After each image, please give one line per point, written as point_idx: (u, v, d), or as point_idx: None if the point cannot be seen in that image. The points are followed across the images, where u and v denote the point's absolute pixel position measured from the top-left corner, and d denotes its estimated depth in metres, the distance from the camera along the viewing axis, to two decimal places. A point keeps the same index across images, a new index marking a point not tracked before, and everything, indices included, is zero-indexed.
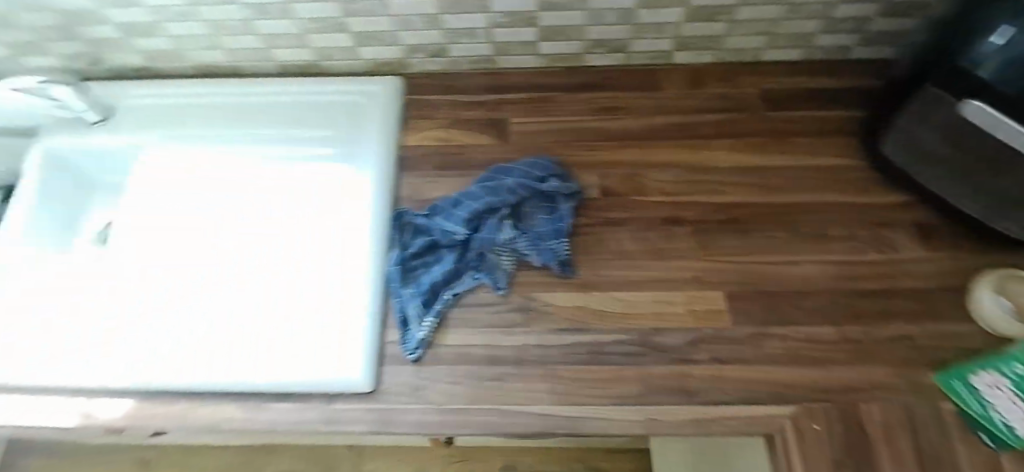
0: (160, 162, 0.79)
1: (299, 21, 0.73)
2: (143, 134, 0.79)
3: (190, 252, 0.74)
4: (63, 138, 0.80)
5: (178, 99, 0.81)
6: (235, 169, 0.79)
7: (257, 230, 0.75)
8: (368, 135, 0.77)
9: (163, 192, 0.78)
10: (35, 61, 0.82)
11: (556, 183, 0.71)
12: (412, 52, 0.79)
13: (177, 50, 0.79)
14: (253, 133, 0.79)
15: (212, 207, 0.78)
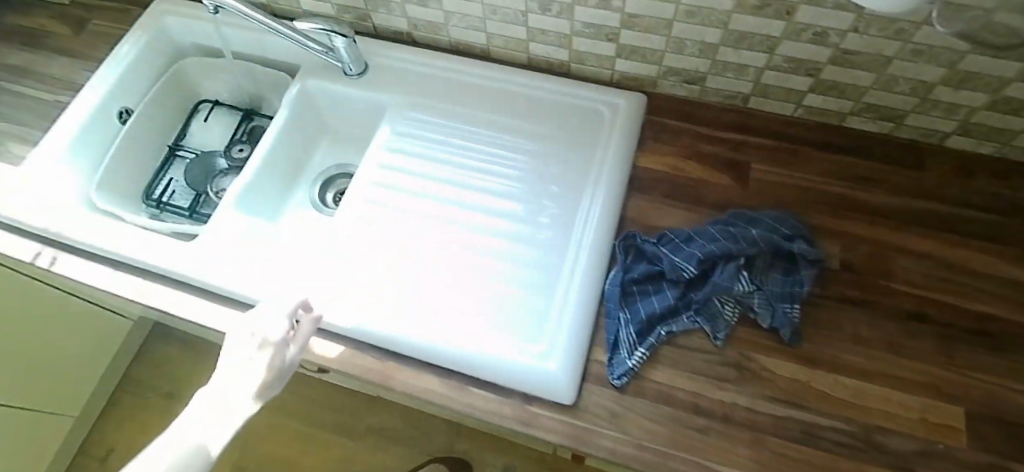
0: (399, 123, 0.83)
1: (576, 22, 0.75)
2: (391, 96, 0.84)
3: (412, 213, 0.76)
4: (319, 81, 0.85)
5: (430, 69, 0.85)
6: (466, 144, 0.80)
7: (478, 212, 0.76)
8: (604, 144, 0.76)
9: (394, 153, 0.81)
10: (312, 5, 0.88)
11: (802, 245, 0.67)
12: (667, 74, 0.78)
13: (444, 25, 0.83)
14: (492, 119, 0.81)
15: (437, 177, 0.79)
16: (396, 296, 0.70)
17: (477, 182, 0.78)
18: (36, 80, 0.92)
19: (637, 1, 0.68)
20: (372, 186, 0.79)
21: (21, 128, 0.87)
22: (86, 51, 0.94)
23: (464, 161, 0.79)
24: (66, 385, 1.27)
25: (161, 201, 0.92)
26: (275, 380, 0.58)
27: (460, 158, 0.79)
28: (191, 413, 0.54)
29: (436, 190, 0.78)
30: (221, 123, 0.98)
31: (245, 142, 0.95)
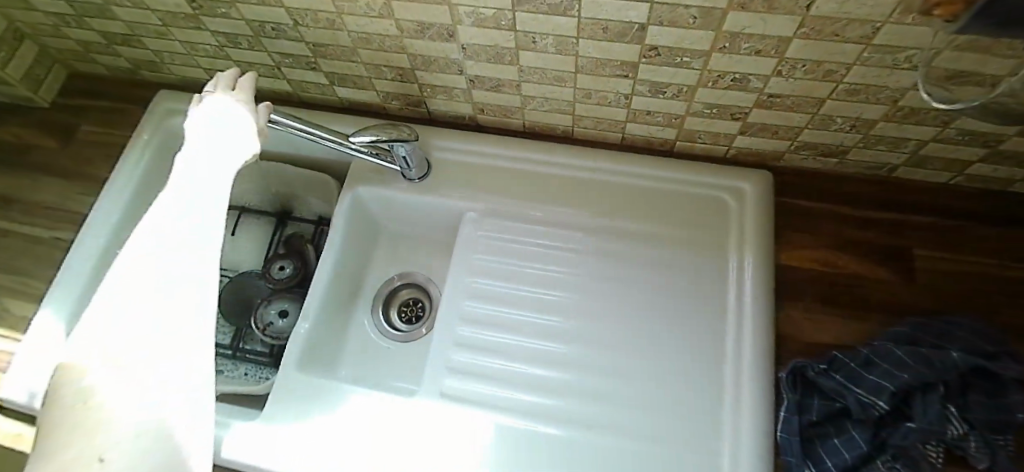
0: (479, 233, 0.68)
1: (695, 103, 0.61)
2: (464, 198, 0.70)
3: (520, 350, 0.62)
4: (372, 188, 0.71)
5: (507, 162, 0.71)
6: (569, 253, 0.66)
7: (598, 343, 0.62)
8: (740, 244, 0.64)
9: (479, 271, 0.66)
10: (351, 93, 0.73)
11: (1013, 363, 0.53)
12: (800, 148, 0.65)
13: (519, 108, 0.69)
14: (593, 220, 0.67)
15: (538, 299, 0.65)
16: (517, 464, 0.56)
17: (589, 300, 0.64)
18: (23, 211, 0.76)
19: (785, 80, 0.55)
20: (463, 316, 0.64)
21: (19, 278, 0.72)
22: (79, 167, 0.78)
23: (568, 275, 0.66)
24: None
25: None
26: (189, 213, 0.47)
27: (562, 271, 0.66)
28: (149, 283, 0.43)
29: (541, 316, 0.64)
30: (251, 232, 0.83)
31: (282, 256, 0.79)
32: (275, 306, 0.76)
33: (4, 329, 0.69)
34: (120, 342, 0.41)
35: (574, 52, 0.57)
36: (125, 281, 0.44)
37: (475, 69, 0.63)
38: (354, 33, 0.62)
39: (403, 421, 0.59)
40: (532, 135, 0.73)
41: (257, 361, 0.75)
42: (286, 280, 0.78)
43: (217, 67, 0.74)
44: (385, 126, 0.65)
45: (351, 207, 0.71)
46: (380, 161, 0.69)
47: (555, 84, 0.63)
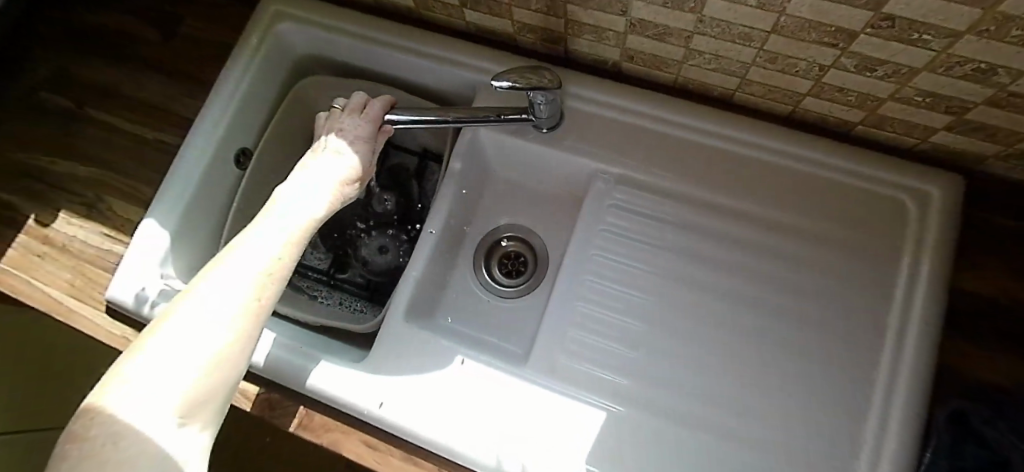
0: (610, 208, 0.62)
1: (907, 88, 0.51)
2: (595, 156, 0.62)
3: (638, 335, 0.59)
4: (493, 131, 0.64)
5: (649, 120, 0.62)
6: (705, 235, 0.60)
7: (730, 351, 0.57)
8: (912, 259, 0.55)
9: (604, 247, 0.61)
10: (481, 18, 0.64)
11: None
12: (1011, 156, 0.54)
13: (678, 62, 0.59)
14: (741, 206, 0.60)
15: (666, 289, 0.59)
16: (619, 455, 0.53)
17: (724, 299, 0.58)
18: (125, 107, 0.73)
19: None
20: (581, 285, 0.60)
21: (124, 178, 0.70)
22: (182, 66, 0.73)
23: (701, 266, 0.59)
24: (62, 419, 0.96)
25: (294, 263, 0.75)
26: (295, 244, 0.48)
27: (696, 262, 0.60)
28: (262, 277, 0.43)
29: (665, 307, 0.59)
30: None
31: (385, 188, 0.75)
32: (375, 242, 0.73)
33: (109, 229, 0.68)
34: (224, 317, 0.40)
35: (779, 8, 0.47)
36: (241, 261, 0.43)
37: (642, 12, 0.53)
38: None
39: (500, 386, 0.57)
40: (682, 94, 0.64)
41: (353, 291, 0.73)
42: (389, 214, 0.74)
43: None
44: (525, 70, 0.57)
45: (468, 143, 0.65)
46: (498, 122, 0.60)
47: (736, 41, 0.53)
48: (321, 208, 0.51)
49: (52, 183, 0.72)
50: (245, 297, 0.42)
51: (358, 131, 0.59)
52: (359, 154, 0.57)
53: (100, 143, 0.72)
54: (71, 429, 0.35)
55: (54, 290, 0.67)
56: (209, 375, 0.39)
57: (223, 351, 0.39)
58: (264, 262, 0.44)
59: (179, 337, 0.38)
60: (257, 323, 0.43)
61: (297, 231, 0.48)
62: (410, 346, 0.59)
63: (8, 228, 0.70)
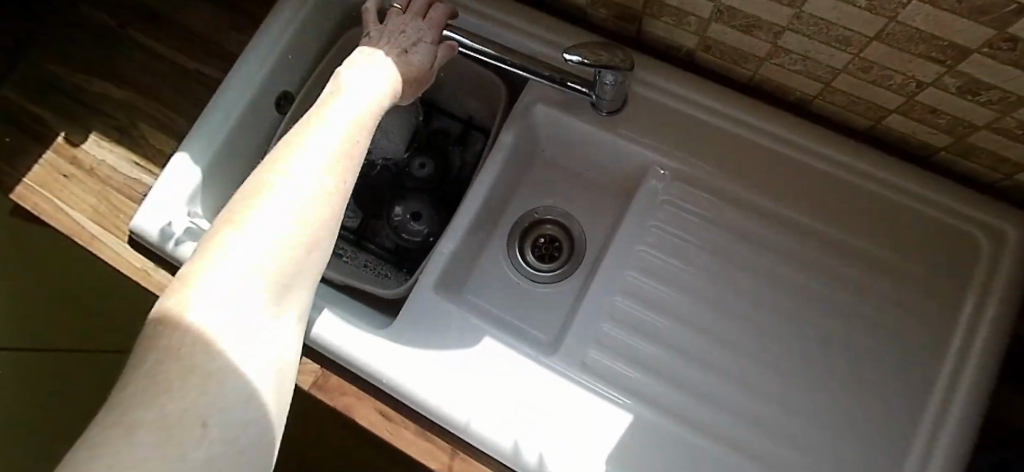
0: (659, 204, 0.59)
1: (1008, 119, 0.47)
2: (654, 147, 0.59)
3: (676, 341, 0.57)
4: (549, 108, 0.61)
5: (715, 118, 0.59)
6: (755, 249, 0.58)
7: (767, 364, 0.55)
8: (977, 303, 0.52)
9: (653, 246, 0.59)
10: None
11: None
12: None
13: (759, 59, 0.55)
14: (802, 219, 0.56)
15: (713, 293, 0.57)
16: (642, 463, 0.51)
17: (768, 315, 0.56)
18: (168, 33, 0.70)
19: None
20: (624, 282, 0.58)
21: (160, 107, 0.68)
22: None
23: (750, 278, 0.57)
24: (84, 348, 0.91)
25: None
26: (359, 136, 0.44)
27: (744, 273, 0.58)
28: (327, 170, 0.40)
29: (706, 317, 0.57)
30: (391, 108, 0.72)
31: (424, 153, 0.72)
32: (408, 205, 0.70)
33: (139, 158, 0.66)
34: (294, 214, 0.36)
35: (891, 13, 0.43)
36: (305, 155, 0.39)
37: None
38: None
39: (526, 373, 0.55)
40: (754, 93, 0.60)
41: (379, 254, 0.71)
42: (426, 180, 0.71)
43: None
44: (596, 45, 0.53)
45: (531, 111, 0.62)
46: (560, 87, 0.57)
47: (831, 44, 0.49)
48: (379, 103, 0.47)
49: (86, 103, 0.69)
50: (313, 191, 0.38)
51: (419, 36, 0.54)
52: (421, 59, 0.53)
53: (140, 68, 0.69)
54: (150, 332, 0.31)
55: (78, 214, 0.65)
56: (284, 272, 0.36)
57: (296, 248, 0.36)
58: (326, 155, 0.40)
59: (253, 235, 0.34)
60: (329, 221, 0.39)
61: (358, 124, 0.44)
62: (439, 319, 0.57)
63: (36, 143, 0.68)
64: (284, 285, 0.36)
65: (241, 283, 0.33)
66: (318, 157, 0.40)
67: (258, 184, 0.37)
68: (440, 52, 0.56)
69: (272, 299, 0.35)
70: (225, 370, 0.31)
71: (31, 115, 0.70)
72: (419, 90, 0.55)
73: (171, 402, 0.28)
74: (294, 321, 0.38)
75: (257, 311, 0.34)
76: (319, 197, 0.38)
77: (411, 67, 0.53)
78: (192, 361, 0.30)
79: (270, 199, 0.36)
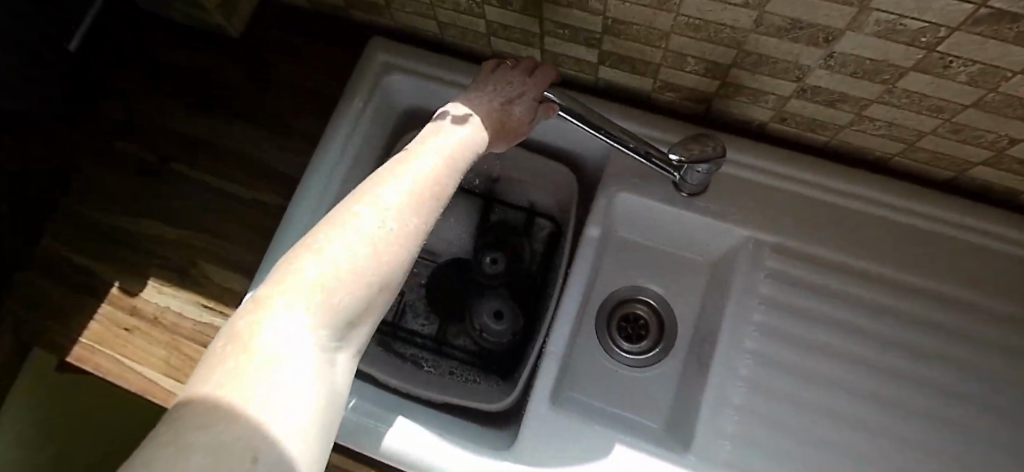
0: (764, 282, 0.57)
1: None
2: (745, 222, 0.59)
3: (815, 424, 0.53)
4: (631, 195, 0.61)
5: (799, 186, 0.59)
6: (874, 315, 0.55)
7: (911, 439, 0.52)
8: None
9: (762, 330, 0.56)
10: (617, 75, 0.61)
11: None
12: None
13: (838, 127, 0.56)
14: (905, 277, 0.56)
15: (834, 368, 0.54)
16: None
17: (899, 384, 0.54)
18: (214, 161, 0.67)
19: None
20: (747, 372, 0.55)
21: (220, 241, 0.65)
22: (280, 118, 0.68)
23: (870, 347, 0.55)
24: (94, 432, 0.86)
25: (398, 328, 0.70)
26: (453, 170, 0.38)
27: (864, 342, 0.55)
28: (416, 201, 0.33)
29: (831, 397, 0.54)
30: (459, 210, 0.73)
31: (492, 247, 0.71)
32: (489, 305, 0.68)
33: (206, 300, 0.63)
34: (374, 243, 0.30)
35: (991, 86, 0.44)
36: (395, 179, 0.34)
37: (820, 79, 0.50)
38: (682, 16, 0.49)
39: None
40: (829, 157, 0.61)
41: (462, 359, 0.69)
42: (500, 275, 0.70)
43: (458, 23, 0.62)
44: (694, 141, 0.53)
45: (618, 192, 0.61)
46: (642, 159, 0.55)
47: (922, 112, 0.50)
48: (471, 139, 0.41)
49: (135, 246, 0.66)
50: (394, 217, 0.31)
51: (523, 89, 0.50)
52: (521, 113, 0.49)
53: (189, 200, 0.66)
54: (206, 359, 0.26)
55: (149, 369, 0.61)
56: (346, 305, 0.29)
57: (364, 280, 0.29)
58: (414, 182, 0.34)
59: (324, 259, 0.28)
60: (407, 256, 0.32)
61: (449, 155, 0.38)
62: (563, 437, 0.55)
63: (91, 297, 0.65)
64: (347, 323, 0.30)
65: (299, 311, 0.27)
66: (409, 185, 0.34)
67: (345, 208, 0.32)
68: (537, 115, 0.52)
69: (331, 341, 0.29)
70: (270, 421, 0.24)
71: (79, 266, 0.66)
72: (511, 142, 0.50)
73: (205, 436, 0.22)
74: (349, 366, 0.31)
75: (310, 347, 0.27)
76: (402, 229, 0.32)
77: (508, 120, 0.48)
78: (234, 404, 0.24)
79: (348, 223, 0.30)
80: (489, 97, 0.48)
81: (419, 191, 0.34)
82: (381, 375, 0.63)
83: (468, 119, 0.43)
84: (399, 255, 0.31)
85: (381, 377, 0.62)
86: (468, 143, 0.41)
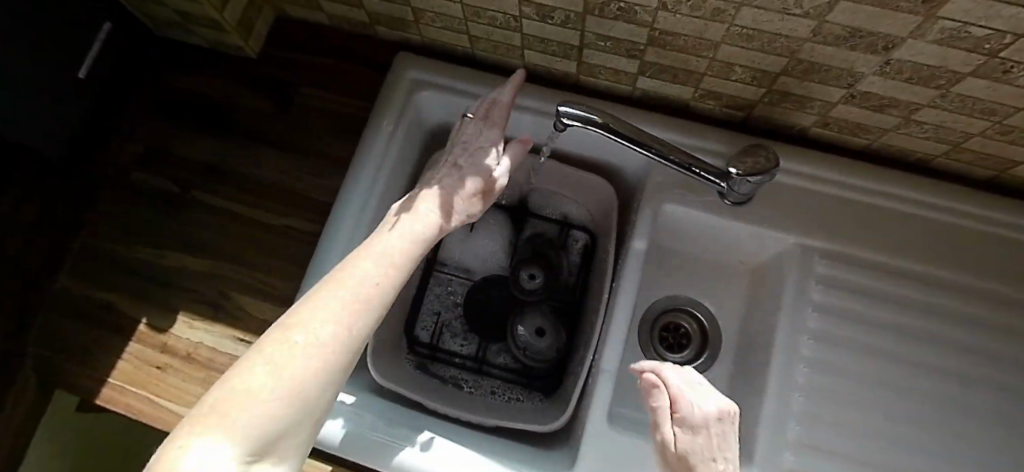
0: (816, 289, 0.57)
1: None
2: (794, 229, 0.58)
3: (872, 428, 0.53)
4: (678, 206, 0.60)
5: (848, 190, 0.58)
6: (921, 315, 0.56)
7: (967, 438, 0.53)
8: None
9: (817, 337, 0.55)
10: (656, 85, 0.60)
11: None
12: None
13: (883, 131, 0.56)
14: (951, 277, 0.56)
15: (886, 372, 0.55)
16: None
17: (951, 383, 0.54)
18: (235, 186, 0.64)
19: None
20: (802, 379, 0.55)
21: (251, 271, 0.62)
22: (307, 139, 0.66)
23: (923, 350, 0.55)
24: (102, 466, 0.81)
25: (436, 349, 0.68)
26: (405, 257, 0.43)
27: (917, 344, 0.55)
28: (348, 305, 0.36)
29: (888, 402, 0.54)
30: (492, 225, 0.71)
31: (528, 262, 0.68)
32: (529, 321, 0.67)
33: (242, 333, 0.60)
34: (303, 348, 0.33)
35: None
36: (331, 287, 0.37)
37: (872, 85, 0.50)
38: (735, 27, 0.48)
39: None
40: (870, 159, 0.61)
41: (505, 378, 0.67)
42: (538, 291, 0.67)
43: (490, 37, 0.61)
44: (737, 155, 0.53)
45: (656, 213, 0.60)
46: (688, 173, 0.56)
47: (973, 115, 0.50)
48: (418, 239, 0.45)
49: (158, 279, 0.62)
50: (324, 324, 0.34)
51: (481, 142, 0.53)
52: (479, 172, 0.51)
53: (213, 228, 0.63)
54: None
55: (187, 409, 0.59)
56: (271, 409, 0.30)
57: (291, 382, 0.31)
58: (347, 288, 0.37)
59: (251, 373, 0.30)
60: (336, 360, 0.34)
61: (391, 255, 0.42)
62: (620, 456, 0.54)
63: (116, 336, 0.61)
64: (272, 438, 0.30)
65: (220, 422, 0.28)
66: (340, 295, 0.36)
67: (278, 327, 0.34)
68: (507, 151, 0.53)
69: (252, 456, 0.29)
70: None
71: (101, 303, 0.62)
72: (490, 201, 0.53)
73: None
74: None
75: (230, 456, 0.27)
76: (331, 335, 0.34)
77: (475, 182, 0.51)
78: None
79: (280, 334, 0.33)
80: (449, 167, 0.52)
81: (358, 296, 0.37)
82: (426, 401, 0.61)
83: (429, 194, 0.49)
84: (333, 349, 0.34)
85: (426, 402, 0.60)
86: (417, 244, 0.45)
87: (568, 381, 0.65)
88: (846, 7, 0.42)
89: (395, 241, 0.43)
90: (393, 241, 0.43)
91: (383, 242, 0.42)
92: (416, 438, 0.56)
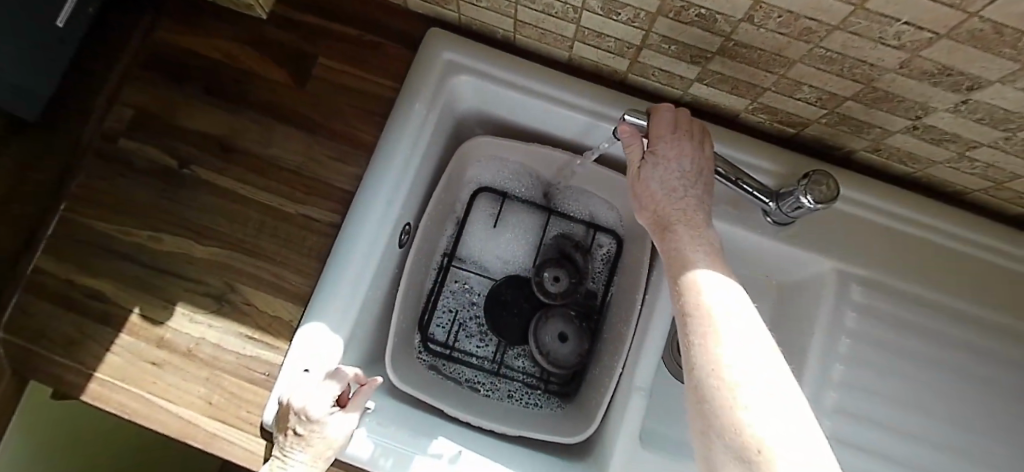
0: (850, 316, 0.57)
1: None
2: (831, 254, 0.58)
3: (889, 450, 0.55)
4: (727, 224, 0.60)
5: (889, 219, 0.59)
6: (941, 346, 0.57)
7: (980, 460, 0.55)
8: None
9: (847, 361, 0.56)
10: (710, 93, 0.57)
11: None
12: None
13: (930, 163, 0.56)
14: (974, 310, 0.58)
15: (911, 397, 0.56)
16: None
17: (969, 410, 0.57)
18: (246, 167, 0.58)
19: None
20: (832, 403, 0.55)
21: (263, 261, 0.57)
22: (326, 119, 0.60)
23: (942, 377, 0.57)
24: (95, 440, 0.78)
25: (454, 348, 0.66)
26: (321, 459, 0.46)
27: (937, 373, 0.57)
28: None
29: (907, 428, 0.56)
30: (516, 224, 0.70)
31: (552, 265, 0.68)
32: (552, 326, 0.67)
33: (252, 329, 0.55)
34: None
35: None
36: None
37: (941, 120, 0.49)
38: (820, 48, 0.45)
39: None
40: (907, 186, 0.61)
41: (523, 381, 0.66)
42: (561, 295, 0.67)
43: (540, 24, 0.56)
44: (666, 123, 0.49)
45: (697, 211, 0.46)
46: (731, 187, 0.52)
47: None
48: (338, 430, 0.47)
49: (154, 265, 0.56)
50: None
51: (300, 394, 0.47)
52: (310, 429, 0.46)
53: (221, 215, 0.57)
54: None
55: (187, 410, 0.53)
56: None
57: None
58: None
59: None
60: None
61: (300, 454, 0.46)
62: None
63: (104, 325, 0.55)
64: None
65: None
66: None
67: None
68: (331, 380, 0.48)
69: None
70: None
71: (86, 289, 0.56)
72: (363, 395, 0.49)
73: None
74: None
75: None
76: None
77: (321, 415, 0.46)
78: None
79: None
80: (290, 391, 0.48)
81: None
82: (446, 407, 0.58)
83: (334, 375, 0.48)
84: None
85: (446, 409, 0.58)
86: (335, 438, 0.47)
87: (588, 388, 0.64)
88: (946, 44, 0.40)
89: (304, 431, 0.46)
90: (298, 440, 0.46)
91: (298, 438, 0.46)
92: (428, 447, 0.53)
